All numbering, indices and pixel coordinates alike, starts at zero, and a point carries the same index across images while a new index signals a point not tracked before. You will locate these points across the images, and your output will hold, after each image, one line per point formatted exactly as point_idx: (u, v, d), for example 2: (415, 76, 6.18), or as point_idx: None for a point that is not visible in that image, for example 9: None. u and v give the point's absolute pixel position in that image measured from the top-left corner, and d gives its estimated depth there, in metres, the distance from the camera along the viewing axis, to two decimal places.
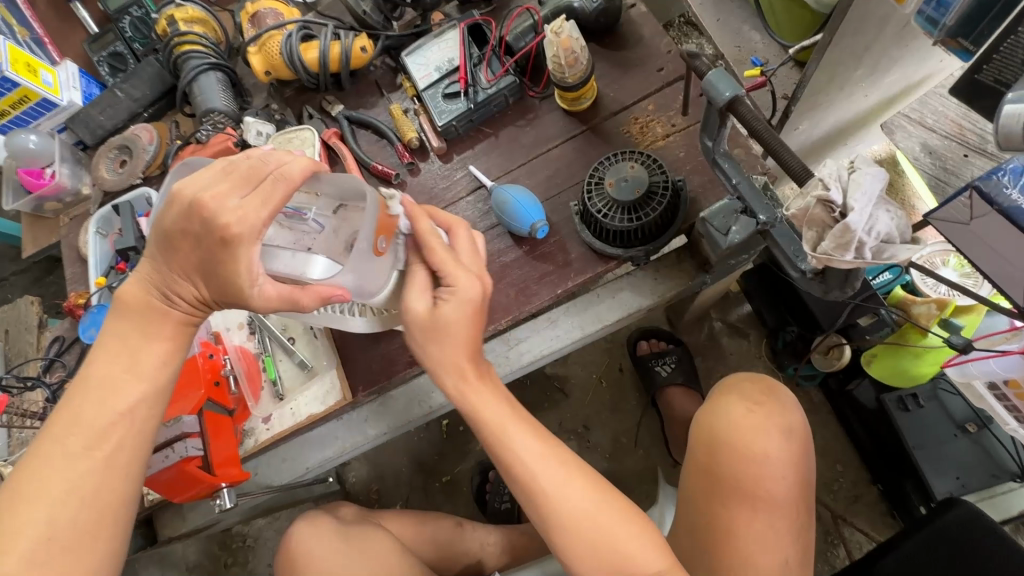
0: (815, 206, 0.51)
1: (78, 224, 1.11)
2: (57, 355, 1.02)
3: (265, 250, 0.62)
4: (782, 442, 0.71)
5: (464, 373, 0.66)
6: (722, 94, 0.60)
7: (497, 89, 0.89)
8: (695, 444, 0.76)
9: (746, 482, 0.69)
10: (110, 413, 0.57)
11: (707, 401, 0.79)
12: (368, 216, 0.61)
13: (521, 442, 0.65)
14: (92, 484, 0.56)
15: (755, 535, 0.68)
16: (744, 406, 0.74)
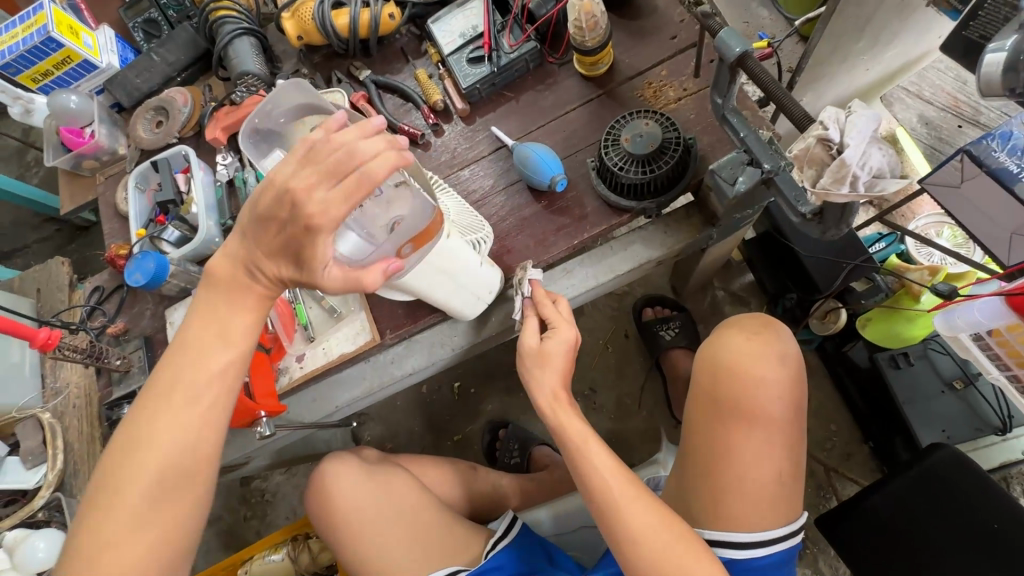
0: (815, 145, 0.57)
1: (114, 182, 1.16)
2: (98, 303, 1.08)
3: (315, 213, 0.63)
4: (779, 367, 0.79)
5: (557, 396, 0.78)
6: (733, 51, 0.65)
7: (519, 54, 0.94)
8: (699, 372, 0.84)
9: (744, 400, 0.77)
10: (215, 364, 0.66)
11: (710, 337, 0.87)
12: (411, 223, 0.64)
13: (600, 458, 0.73)
14: (208, 417, 0.65)
15: (753, 449, 0.75)
16: (744, 337, 0.83)
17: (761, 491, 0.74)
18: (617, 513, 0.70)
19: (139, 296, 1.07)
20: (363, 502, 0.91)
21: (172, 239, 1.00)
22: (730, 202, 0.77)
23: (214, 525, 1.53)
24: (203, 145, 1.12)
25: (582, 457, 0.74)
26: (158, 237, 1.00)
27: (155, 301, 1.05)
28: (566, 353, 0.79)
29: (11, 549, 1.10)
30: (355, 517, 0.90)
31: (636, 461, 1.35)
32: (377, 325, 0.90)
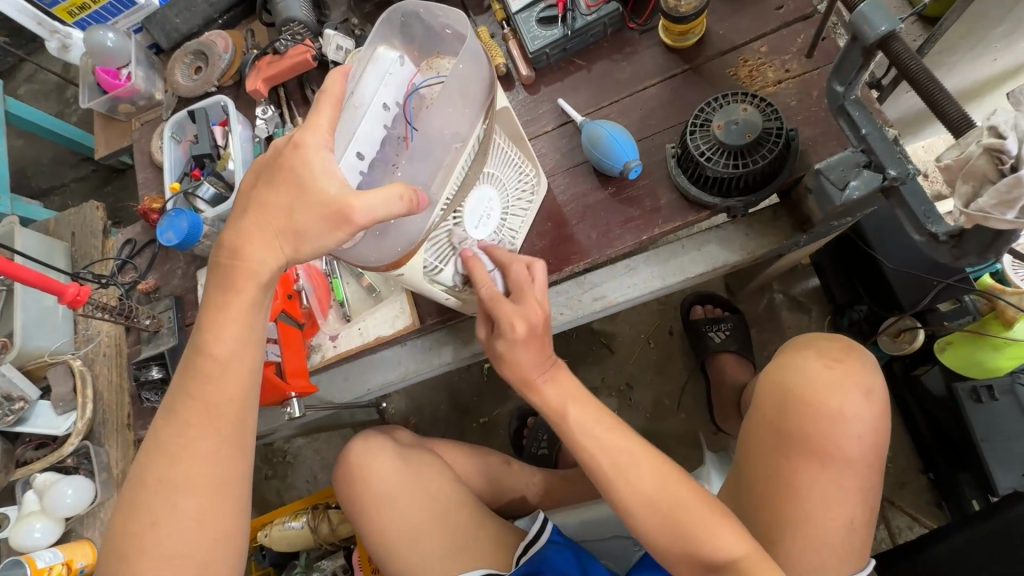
0: (979, 156, 0.47)
1: (149, 129, 1.10)
2: (129, 257, 1.04)
3: (351, 133, 0.59)
4: (863, 403, 0.65)
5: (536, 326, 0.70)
6: (876, 28, 0.53)
7: (598, 16, 0.82)
8: (763, 397, 0.71)
9: (817, 437, 0.64)
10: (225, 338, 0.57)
11: (777, 356, 0.74)
12: (388, 243, 0.58)
13: (590, 424, 0.66)
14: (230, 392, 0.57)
15: (821, 492, 0.63)
16: (820, 362, 0.69)
17: (829, 542, 0.62)
18: (622, 488, 0.63)
19: (170, 252, 1.03)
20: (395, 490, 0.86)
21: (206, 196, 0.94)
22: (834, 208, 0.66)
23: None
24: (242, 96, 1.04)
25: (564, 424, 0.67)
26: (193, 193, 0.94)
27: (187, 260, 1.01)
28: (530, 349, 0.67)
29: (40, 492, 1.10)
30: (386, 506, 0.85)
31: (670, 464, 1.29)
32: (418, 309, 0.83)
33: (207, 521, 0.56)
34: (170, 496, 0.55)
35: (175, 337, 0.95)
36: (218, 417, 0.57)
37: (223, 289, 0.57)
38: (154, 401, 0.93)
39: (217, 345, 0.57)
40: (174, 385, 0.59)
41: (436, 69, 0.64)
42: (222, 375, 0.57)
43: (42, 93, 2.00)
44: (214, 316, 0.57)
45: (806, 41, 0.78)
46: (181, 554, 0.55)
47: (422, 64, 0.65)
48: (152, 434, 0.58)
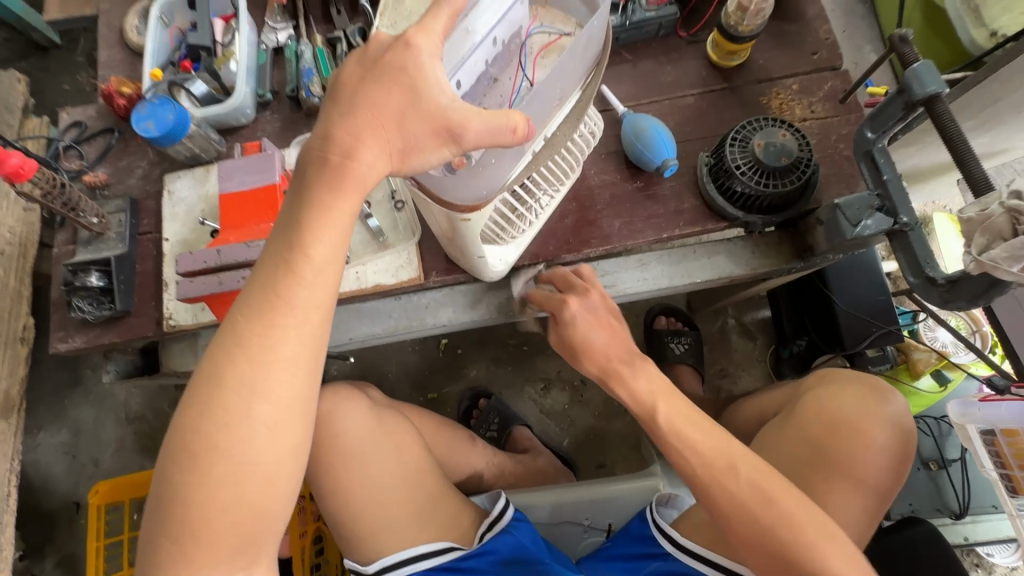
0: (1000, 215, 0.54)
1: (122, 3, 0.95)
2: (75, 142, 0.89)
3: (456, 52, 0.49)
4: (894, 437, 0.75)
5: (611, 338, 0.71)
6: (926, 87, 0.60)
7: (657, 15, 0.84)
8: (805, 418, 0.79)
9: (853, 461, 0.73)
10: (326, 243, 0.46)
11: (812, 386, 0.83)
12: (479, 182, 0.53)
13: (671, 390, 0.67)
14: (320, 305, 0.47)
15: (844, 508, 0.72)
16: (863, 396, 0.78)
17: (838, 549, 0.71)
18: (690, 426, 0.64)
19: (130, 148, 0.89)
20: (366, 448, 0.81)
21: (197, 93, 0.83)
22: (842, 241, 0.72)
23: (134, 422, 1.42)
24: None
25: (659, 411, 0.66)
26: (180, 85, 0.82)
27: (151, 160, 0.88)
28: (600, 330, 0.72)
29: None
30: (356, 466, 0.80)
31: (608, 462, 1.35)
32: (424, 263, 0.79)
33: (283, 429, 0.45)
34: (244, 398, 0.44)
35: (125, 244, 0.82)
36: (304, 325, 0.46)
37: (323, 188, 0.45)
38: (85, 312, 0.79)
39: (314, 243, 0.46)
40: (257, 281, 0.46)
41: (545, 21, 0.59)
42: (317, 281, 0.46)
43: None
44: (313, 208, 0.45)
45: (832, 90, 0.85)
46: (255, 460, 0.45)
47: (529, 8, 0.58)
48: (221, 332, 0.46)
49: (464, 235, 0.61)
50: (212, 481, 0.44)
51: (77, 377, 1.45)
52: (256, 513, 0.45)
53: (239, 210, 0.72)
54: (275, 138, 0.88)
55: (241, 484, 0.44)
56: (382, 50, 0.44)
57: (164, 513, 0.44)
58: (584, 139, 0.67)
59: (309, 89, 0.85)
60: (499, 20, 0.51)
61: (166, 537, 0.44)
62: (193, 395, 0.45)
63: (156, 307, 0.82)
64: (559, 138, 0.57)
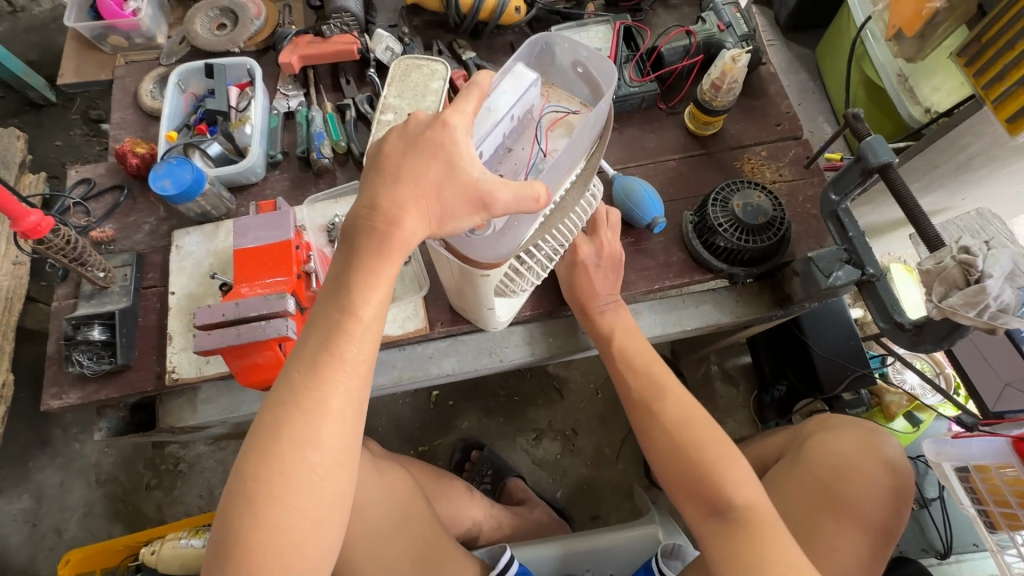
0: (954, 267, 0.61)
1: (138, 70, 1.00)
2: (82, 199, 0.91)
3: (481, 127, 0.56)
4: (892, 478, 0.79)
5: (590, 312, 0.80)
6: (879, 158, 0.69)
7: (639, 90, 0.94)
8: (811, 460, 0.82)
9: (859, 503, 0.77)
10: (372, 302, 0.49)
11: (814, 432, 0.87)
12: (502, 243, 0.58)
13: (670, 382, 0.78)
14: (366, 358, 0.49)
15: (849, 544, 0.75)
16: (863, 439, 0.83)
17: None
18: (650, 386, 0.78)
19: (139, 204, 0.91)
20: (368, 500, 0.79)
21: (212, 153, 0.87)
22: (818, 290, 0.79)
23: (105, 485, 1.35)
24: (266, 65, 1.00)
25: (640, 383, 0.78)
26: (195, 146, 0.86)
27: (159, 216, 0.90)
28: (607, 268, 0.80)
29: None
30: (360, 518, 0.78)
31: (602, 513, 1.34)
32: (429, 314, 0.82)
33: (333, 476, 0.48)
34: (297, 449, 0.47)
35: (128, 298, 0.83)
36: (351, 378, 0.49)
37: (370, 255, 0.49)
38: (85, 366, 0.78)
39: (363, 303, 0.49)
40: (308, 338, 0.49)
41: (554, 100, 0.66)
42: (367, 338, 0.49)
43: None
44: (362, 271, 0.49)
45: (796, 156, 0.95)
46: (308, 507, 0.47)
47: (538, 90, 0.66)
48: (274, 386, 0.49)
49: (482, 289, 0.65)
50: (265, 530, 0.46)
51: (45, 437, 1.38)
52: (303, 560, 0.47)
53: (254, 264, 0.75)
54: (285, 195, 0.91)
55: (293, 531, 0.46)
56: (421, 126, 0.52)
57: (215, 565, 0.46)
58: (587, 202, 0.74)
59: (320, 151, 0.90)
60: (516, 100, 0.58)
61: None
62: (246, 445, 0.48)
63: (158, 361, 0.81)
64: (568, 202, 0.63)
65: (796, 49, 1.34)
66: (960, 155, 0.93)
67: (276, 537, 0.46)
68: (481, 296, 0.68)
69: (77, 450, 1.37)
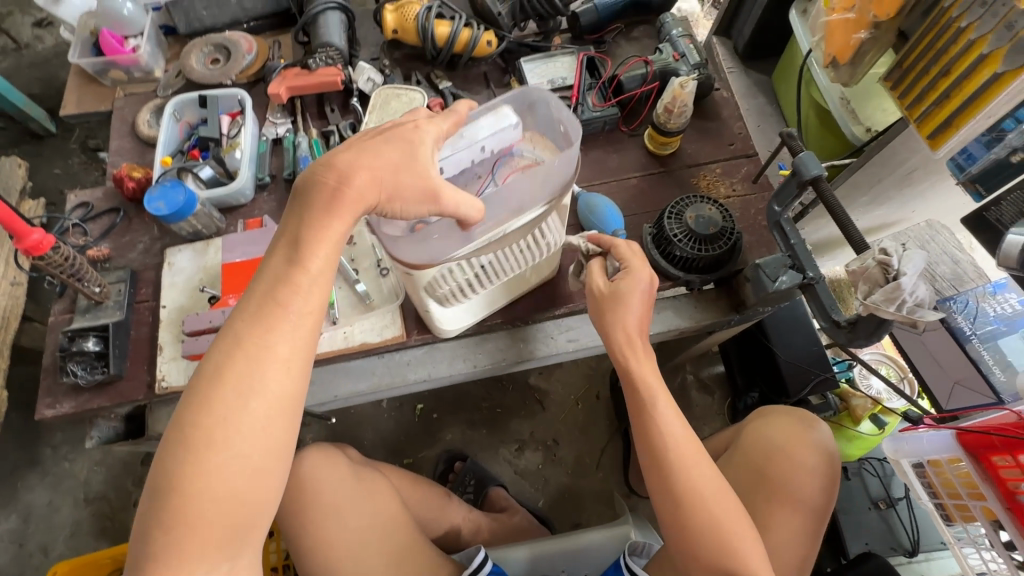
0: (874, 267, 0.68)
1: (136, 101, 1.07)
2: (80, 220, 0.97)
3: (450, 148, 0.68)
4: (817, 453, 0.85)
5: (631, 339, 0.72)
6: (811, 171, 0.76)
7: (601, 115, 1.02)
8: (747, 445, 0.88)
9: (781, 474, 0.83)
10: (316, 261, 0.56)
11: (751, 419, 0.93)
12: (423, 247, 0.62)
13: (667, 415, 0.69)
14: (308, 310, 0.56)
15: (787, 528, 0.80)
16: (792, 419, 0.89)
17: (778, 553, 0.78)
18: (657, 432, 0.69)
19: (134, 225, 0.97)
20: (343, 503, 0.84)
21: (204, 177, 0.93)
22: (766, 294, 0.85)
23: (93, 503, 1.37)
24: (256, 95, 1.07)
25: (649, 411, 0.69)
26: (188, 169, 0.92)
27: (153, 236, 0.96)
28: (639, 303, 0.72)
29: None
30: (335, 519, 0.83)
31: (583, 521, 1.37)
32: (406, 323, 0.88)
33: (274, 421, 0.53)
34: (240, 391, 0.52)
35: (122, 312, 0.88)
36: (296, 330, 0.55)
37: (315, 216, 0.55)
38: (78, 376, 0.83)
39: (311, 262, 0.56)
40: (255, 292, 0.55)
41: (538, 143, 0.74)
42: (312, 291, 0.56)
43: None
44: (309, 234, 0.55)
45: (748, 172, 1.03)
46: (248, 450, 0.52)
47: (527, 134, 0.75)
48: (221, 337, 0.55)
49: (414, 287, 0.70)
50: (205, 467, 0.50)
51: (35, 457, 1.40)
52: (244, 505, 0.51)
53: (240, 278, 0.81)
54: (272, 215, 0.98)
55: (233, 473, 0.51)
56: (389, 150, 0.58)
57: (152, 504, 0.50)
58: (546, 245, 0.77)
59: None
60: (487, 136, 0.69)
61: (157, 527, 0.49)
62: (191, 389, 0.53)
63: (148, 371, 0.86)
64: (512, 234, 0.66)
65: (753, 75, 1.44)
66: (898, 168, 1.02)
67: (212, 474, 0.50)
68: (416, 296, 0.73)
69: (66, 468, 1.39)
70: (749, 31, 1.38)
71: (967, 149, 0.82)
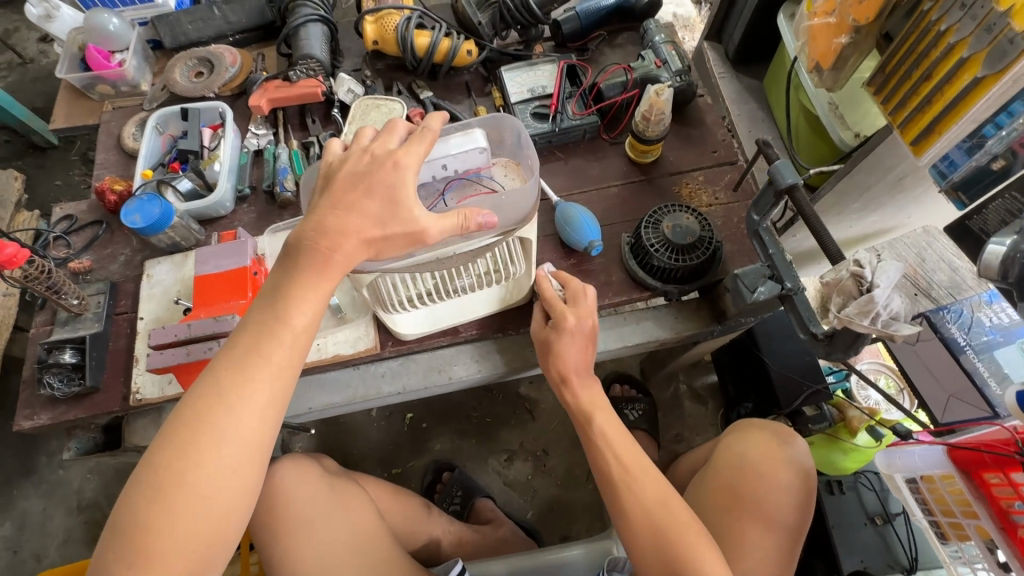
0: (847, 278, 0.66)
1: (122, 114, 1.09)
2: (64, 233, 0.98)
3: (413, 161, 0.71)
4: (797, 480, 0.85)
5: (566, 377, 0.77)
6: (785, 179, 0.74)
7: (581, 123, 1.01)
8: (721, 464, 0.89)
9: (764, 502, 0.83)
10: (303, 312, 0.56)
11: (729, 438, 0.93)
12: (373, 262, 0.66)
13: (605, 428, 0.74)
14: (288, 357, 0.55)
15: (760, 547, 0.80)
16: (773, 440, 0.89)
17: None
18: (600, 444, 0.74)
19: (116, 237, 0.98)
20: (316, 515, 0.83)
21: (183, 189, 0.94)
22: (746, 305, 0.83)
23: (85, 510, 1.38)
24: (239, 107, 1.08)
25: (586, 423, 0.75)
26: (167, 182, 0.93)
27: (134, 248, 0.97)
28: (577, 347, 0.77)
29: None
30: (306, 531, 0.82)
31: (572, 533, 1.35)
32: (379, 334, 0.87)
33: (243, 470, 0.53)
34: (214, 438, 0.51)
35: (100, 323, 0.89)
36: (275, 377, 0.55)
37: (306, 270, 0.56)
38: (55, 389, 0.83)
39: (295, 313, 0.56)
40: (240, 336, 0.55)
41: (506, 171, 0.76)
42: (293, 345, 0.56)
43: None
44: (297, 282, 0.56)
45: (731, 180, 1.01)
46: (213, 497, 0.51)
47: (500, 161, 0.77)
48: (200, 379, 0.54)
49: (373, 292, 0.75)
50: (173, 512, 0.50)
51: (31, 464, 1.42)
52: (208, 545, 0.51)
53: (211, 290, 0.81)
54: (250, 226, 0.98)
55: (197, 516, 0.51)
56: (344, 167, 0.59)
57: (115, 545, 0.50)
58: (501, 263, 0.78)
59: (283, 185, 0.97)
60: (451, 154, 0.71)
61: (120, 565, 0.49)
62: (166, 430, 0.52)
63: (125, 383, 0.86)
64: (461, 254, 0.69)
65: (745, 80, 1.42)
66: (885, 173, 0.99)
67: (179, 518, 0.50)
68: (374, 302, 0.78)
69: (61, 476, 1.41)
70: (739, 36, 1.36)
71: (947, 156, 0.78)
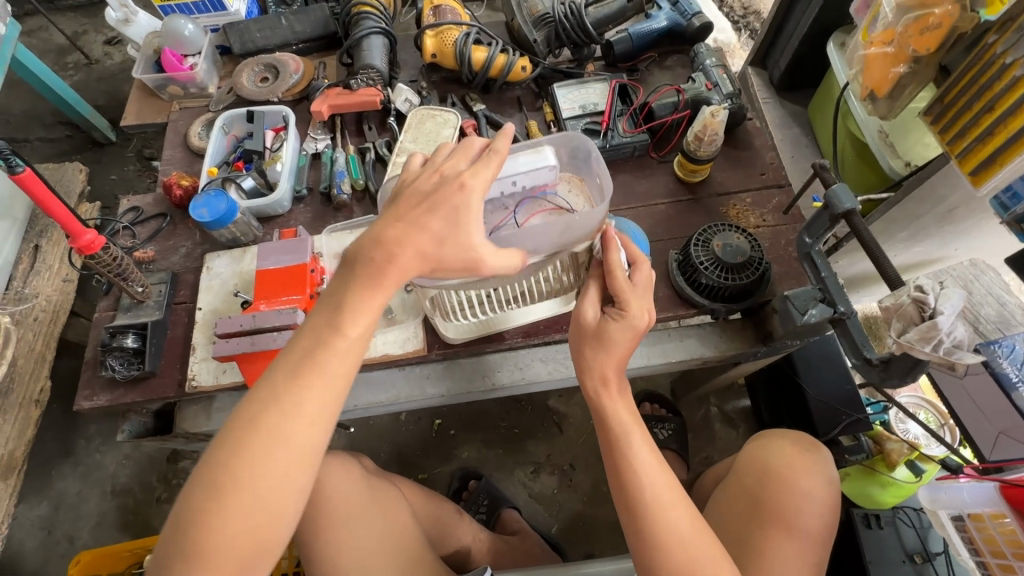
0: (909, 304, 0.65)
1: (190, 114, 1.14)
2: (130, 223, 1.02)
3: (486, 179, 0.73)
4: (823, 490, 0.84)
5: (605, 381, 0.70)
6: (844, 204, 0.74)
7: (631, 140, 1.03)
8: (747, 472, 0.88)
9: (785, 509, 0.81)
10: (367, 312, 0.57)
11: (753, 447, 0.92)
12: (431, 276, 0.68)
13: (639, 447, 0.68)
14: (351, 351, 0.57)
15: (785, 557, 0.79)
16: (795, 448, 0.88)
17: None
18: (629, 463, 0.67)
19: (178, 230, 1.02)
20: (355, 511, 0.84)
21: (245, 187, 0.98)
22: (795, 327, 0.83)
23: (119, 496, 1.41)
24: (300, 112, 1.13)
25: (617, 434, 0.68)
26: (232, 180, 0.98)
27: (195, 241, 1.01)
28: (629, 340, 0.69)
29: None
30: (347, 528, 0.82)
31: (596, 551, 1.33)
32: (427, 337, 0.89)
33: (304, 462, 0.54)
34: (279, 429, 0.53)
35: (160, 311, 0.92)
36: (336, 373, 0.56)
37: (368, 271, 0.57)
38: (116, 371, 0.87)
39: (360, 312, 0.57)
40: (303, 333, 0.57)
41: (571, 188, 0.78)
42: (355, 344, 0.57)
43: (40, 51, 1.97)
44: (357, 284, 0.57)
45: (778, 203, 1.01)
46: (275, 486, 0.53)
47: (564, 176, 0.79)
48: (267, 374, 0.56)
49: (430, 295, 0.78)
50: (240, 500, 0.52)
51: (69, 446, 1.46)
52: (270, 532, 0.53)
53: (272, 284, 0.83)
54: (307, 226, 1.01)
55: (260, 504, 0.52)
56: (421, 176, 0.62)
57: (188, 529, 0.52)
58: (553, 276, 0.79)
59: (340, 188, 1.01)
60: (523, 173, 0.73)
61: (187, 543, 0.51)
62: (233, 422, 0.54)
63: (180, 370, 0.89)
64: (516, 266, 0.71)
65: (789, 106, 1.43)
66: (937, 204, 0.98)
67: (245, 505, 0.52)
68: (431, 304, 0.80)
69: (97, 460, 1.44)
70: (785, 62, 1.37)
71: (1012, 188, 0.76)
